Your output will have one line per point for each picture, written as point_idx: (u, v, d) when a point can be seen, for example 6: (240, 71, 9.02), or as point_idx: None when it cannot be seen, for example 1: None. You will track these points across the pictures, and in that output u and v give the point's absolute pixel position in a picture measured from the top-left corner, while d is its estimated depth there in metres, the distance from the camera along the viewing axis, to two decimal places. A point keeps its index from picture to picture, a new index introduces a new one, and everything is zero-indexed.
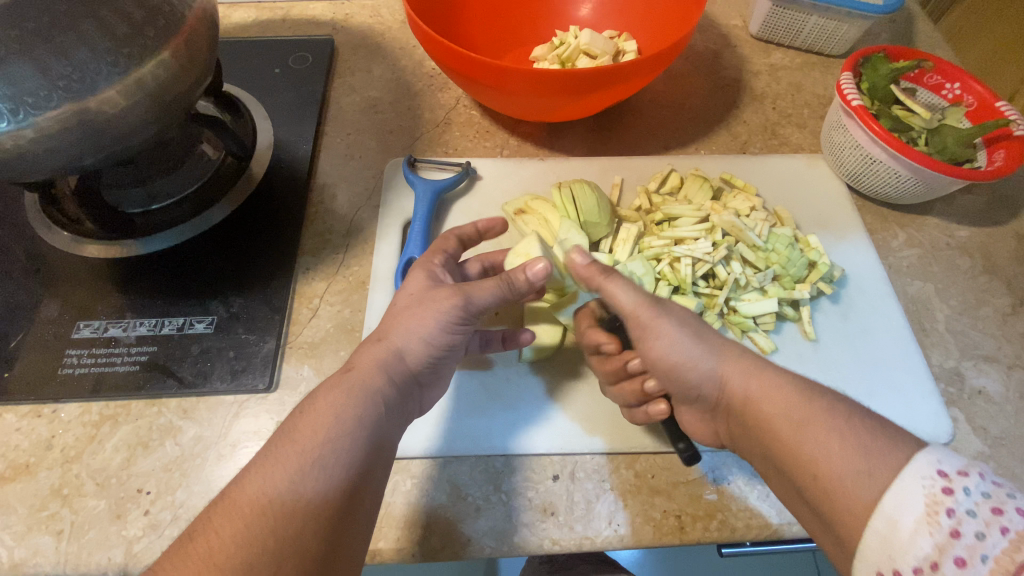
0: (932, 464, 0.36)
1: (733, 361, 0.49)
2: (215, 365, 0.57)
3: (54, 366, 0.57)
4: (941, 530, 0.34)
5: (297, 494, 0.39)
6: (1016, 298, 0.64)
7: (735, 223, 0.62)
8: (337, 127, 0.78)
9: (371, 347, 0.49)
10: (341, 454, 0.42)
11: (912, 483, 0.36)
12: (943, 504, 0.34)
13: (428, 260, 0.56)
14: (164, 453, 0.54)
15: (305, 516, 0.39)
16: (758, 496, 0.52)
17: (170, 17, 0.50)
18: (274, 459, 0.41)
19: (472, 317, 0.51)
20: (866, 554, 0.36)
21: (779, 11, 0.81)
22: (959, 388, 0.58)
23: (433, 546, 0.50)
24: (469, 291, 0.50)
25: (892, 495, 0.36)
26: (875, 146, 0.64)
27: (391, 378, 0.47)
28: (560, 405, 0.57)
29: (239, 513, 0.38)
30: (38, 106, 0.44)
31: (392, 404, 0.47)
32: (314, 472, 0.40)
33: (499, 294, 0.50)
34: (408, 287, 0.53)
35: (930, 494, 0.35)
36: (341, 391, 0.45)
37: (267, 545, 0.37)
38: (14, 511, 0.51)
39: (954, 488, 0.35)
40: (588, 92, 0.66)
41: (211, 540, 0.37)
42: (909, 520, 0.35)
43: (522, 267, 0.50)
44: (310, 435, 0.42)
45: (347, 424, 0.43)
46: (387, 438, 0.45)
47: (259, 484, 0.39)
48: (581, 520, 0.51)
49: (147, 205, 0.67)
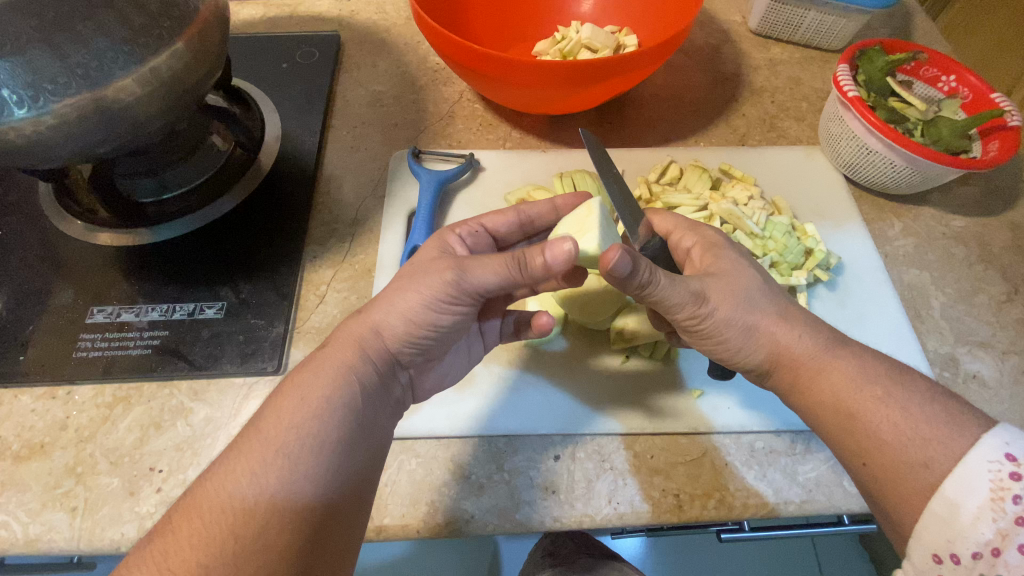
0: (999, 447, 0.37)
1: (764, 348, 0.48)
2: (225, 349, 0.59)
3: (68, 349, 0.59)
4: (1006, 517, 0.35)
5: (258, 493, 0.40)
6: (1010, 286, 0.65)
7: (733, 211, 0.64)
8: (343, 120, 0.79)
9: (351, 324, 0.49)
10: (306, 444, 0.42)
11: (976, 468, 0.37)
12: (1009, 491, 0.35)
13: (449, 231, 0.56)
14: (176, 433, 0.55)
15: (266, 513, 0.39)
16: (755, 476, 0.53)
17: (184, 9, 0.52)
18: (237, 453, 0.41)
19: (467, 296, 0.48)
20: (923, 535, 0.38)
21: (778, 7, 0.82)
22: (954, 372, 0.59)
23: (438, 523, 0.51)
24: (467, 267, 0.47)
25: (954, 479, 0.37)
26: (871, 136, 0.66)
27: (366, 358, 0.47)
28: (566, 386, 0.58)
29: (199, 513, 0.39)
30: (57, 92, 0.46)
31: (367, 386, 0.46)
32: (276, 465, 0.41)
33: (504, 277, 0.47)
34: (418, 256, 0.52)
35: (997, 480, 0.36)
36: (311, 376, 0.45)
37: (228, 546, 0.38)
38: (30, 488, 0.52)
39: (1022, 474, 0.35)
40: (589, 84, 0.67)
41: (170, 542, 0.38)
42: (973, 504, 0.36)
43: (541, 248, 0.45)
44: (274, 426, 0.42)
45: (313, 414, 0.43)
46: (362, 423, 0.45)
47: (220, 479, 0.40)
48: (581, 498, 0.52)
49: (160, 194, 0.69)
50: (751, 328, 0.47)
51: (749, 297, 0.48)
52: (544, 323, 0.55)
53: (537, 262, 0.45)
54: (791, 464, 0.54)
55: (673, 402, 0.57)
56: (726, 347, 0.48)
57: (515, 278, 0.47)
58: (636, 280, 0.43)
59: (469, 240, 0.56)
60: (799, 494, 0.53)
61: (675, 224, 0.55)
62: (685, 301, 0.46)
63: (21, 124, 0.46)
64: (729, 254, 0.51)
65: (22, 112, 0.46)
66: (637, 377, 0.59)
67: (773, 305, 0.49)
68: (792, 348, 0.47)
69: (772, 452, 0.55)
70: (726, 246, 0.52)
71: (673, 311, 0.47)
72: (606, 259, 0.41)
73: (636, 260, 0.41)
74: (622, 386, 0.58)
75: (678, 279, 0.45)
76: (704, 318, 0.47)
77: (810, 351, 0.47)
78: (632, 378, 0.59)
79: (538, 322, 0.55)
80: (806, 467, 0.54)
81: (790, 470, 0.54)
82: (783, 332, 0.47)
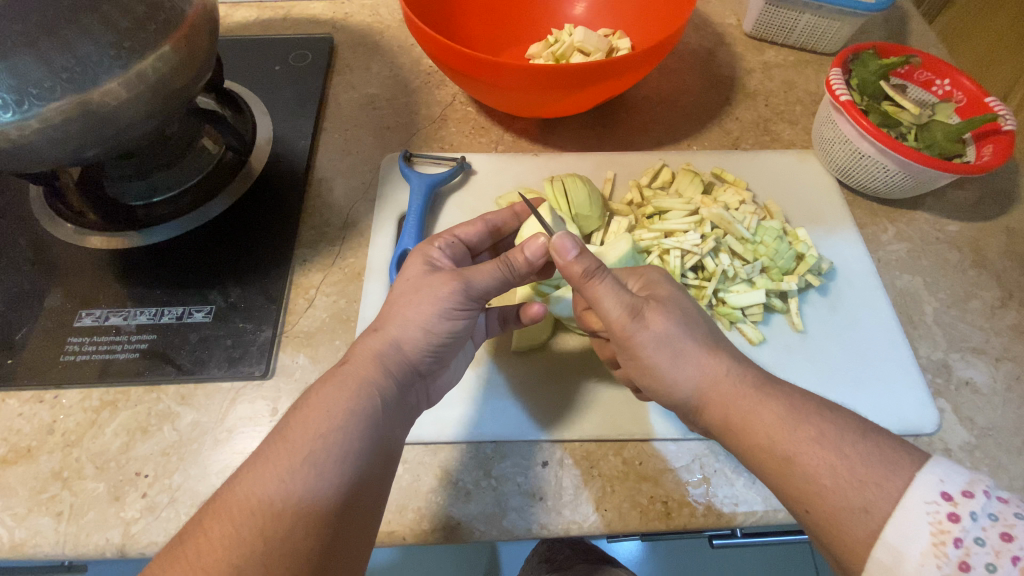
0: (935, 486, 0.36)
1: (721, 357, 0.48)
2: (213, 353, 0.59)
3: (56, 353, 0.59)
4: (950, 562, 0.34)
5: (287, 494, 0.39)
6: (1004, 292, 0.64)
7: (723, 216, 0.63)
8: (335, 123, 0.79)
9: (368, 339, 0.49)
10: (332, 449, 0.42)
11: (915, 509, 0.36)
12: (949, 533, 0.35)
13: (427, 244, 0.55)
14: (162, 438, 0.55)
15: (293, 515, 0.39)
16: (744, 483, 0.53)
17: (171, 13, 0.51)
18: (262, 459, 0.41)
19: (473, 304, 0.51)
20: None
21: (772, 10, 0.82)
22: (946, 379, 0.59)
23: (424, 530, 0.51)
24: (468, 275, 0.50)
25: (895, 523, 0.36)
26: (863, 140, 0.65)
27: (388, 370, 0.47)
28: (553, 391, 0.58)
29: (229, 516, 0.39)
30: (42, 97, 0.46)
31: (389, 397, 0.46)
32: (302, 470, 0.40)
33: (501, 277, 0.51)
34: (407, 272, 0.53)
35: (936, 522, 0.35)
36: (333, 388, 0.45)
37: (255, 548, 0.37)
38: (16, 493, 0.52)
39: (959, 514, 0.35)
40: (579, 88, 0.67)
41: (201, 543, 0.38)
42: (916, 550, 0.35)
43: (520, 248, 0.51)
44: (301, 432, 0.42)
45: (337, 420, 0.43)
46: (384, 433, 0.45)
47: (249, 485, 0.40)
48: (570, 505, 0.52)
49: (148, 198, 0.69)
50: (677, 351, 0.48)
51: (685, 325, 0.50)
52: (536, 312, 0.55)
53: (520, 260, 0.51)
54: None
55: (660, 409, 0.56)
56: (654, 377, 0.49)
57: (509, 277, 0.52)
58: (577, 270, 0.48)
59: (448, 251, 0.56)
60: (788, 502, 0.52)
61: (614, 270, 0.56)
62: (619, 311, 0.49)
63: (7, 128, 0.46)
64: (666, 286, 0.53)
65: (7, 115, 0.45)
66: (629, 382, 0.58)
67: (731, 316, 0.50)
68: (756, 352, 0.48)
69: None
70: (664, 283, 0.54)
71: (606, 317, 0.49)
72: (553, 241, 0.48)
73: (579, 244, 0.48)
74: (611, 392, 0.58)
75: (623, 289, 0.49)
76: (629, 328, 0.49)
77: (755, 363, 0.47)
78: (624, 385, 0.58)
79: (531, 311, 0.55)
80: None
81: None
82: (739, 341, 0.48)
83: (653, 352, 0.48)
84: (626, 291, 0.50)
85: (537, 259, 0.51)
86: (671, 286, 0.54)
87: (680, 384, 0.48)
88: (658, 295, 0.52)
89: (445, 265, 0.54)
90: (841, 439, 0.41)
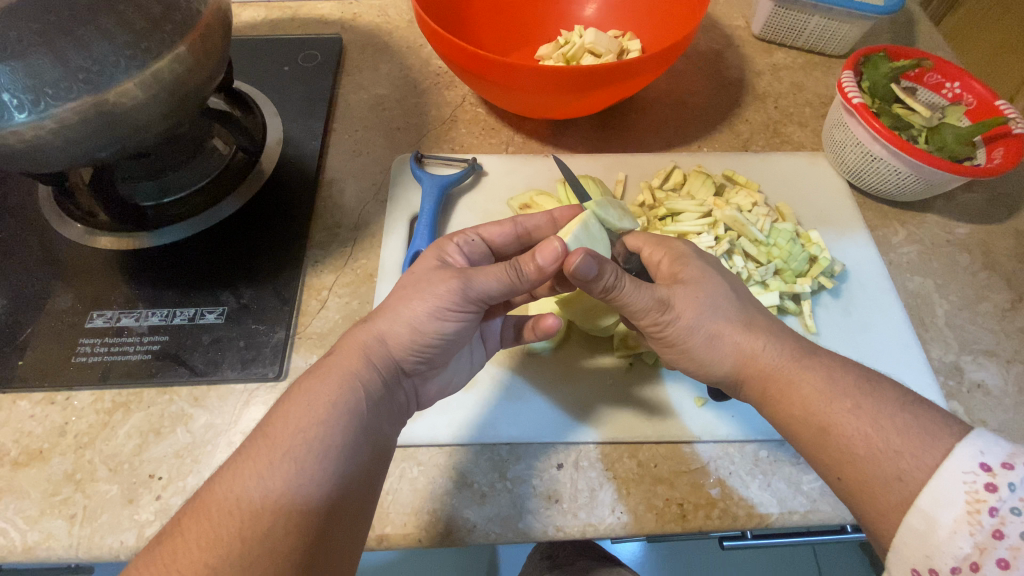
0: (974, 456, 0.36)
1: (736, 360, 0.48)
2: (225, 354, 0.58)
3: (67, 355, 0.58)
4: (983, 529, 0.34)
5: (265, 491, 0.39)
6: (1015, 294, 0.64)
7: (737, 218, 0.64)
8: (346, 123, 0.79)
9: (356, 332, 0.49)
10: (314, 445, 0.41)
11: (951, 478, 0.36)
12: (985, 502, 0.34)
13: (447, 241, 0.55)
14: (176, 440, 0.55)
15: (274, 513, 0.39)
16: (760, 486, 0.53)
17: (186, 12, 0.51)
18: (245, 455, 0.41)
19: (473, 306, 0.49)
20: (902, 549, 0.37)
21: (782, 12, 0.82)
22: (958, 381, 0.59)
23: (439, 532, 0.50)
24: (469, 276, 0.48)
25: (928, 491, 0.36)
26: (875, 142, 0.65)
27: (371, 363, 0.47)
28: (567, 394, 0.58)
29: (208, 515, 0.39)
30: (58, 97, 0.46)
31: (373, 391, 0.46)
32: (283, 465, 0.40)
33: (505, 283, 0.48)
34: (415, 267, 0.52)
35: (972, 491, 0.35)
36: (317, 381, 0.45)
37: (234, 546, 0.37)
38: (28, 495, 0.52)
39: (997, 485, 0.34)
40: (592, 89, 0.67)
41: (179, 544, 0.38)
42: (950, 517, 0.35)
43: (532, 254, 0.48)
44: (281, 428, 0.42)
45: (319, 415, 0.43)
46: (369, 429, 0.45)
47: (230, 482, 0.40)
48: (585, 507, 0.52)
49: (159, 199, 0.68)
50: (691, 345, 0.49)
51: (704, 310, 0.49)
52: (551, 325, 0.54)
53: (531, 267, 0.48)
54: (795, 473, 0.54)
55: (674, 412, 0.57)
56: (698, 358, 0.50)
57: (516, 283, 0.49)
58: (598, 282, 0.47)
59: (467, 249, 0.55)
60: (803, 504, 0.52)
61: (644, 241, 0.57)
62: (648, 309, 0.48)
63: (22, 129, 0.46)
64: (695, 263, 0.53)
65: (22, 116, 0.45)
66: (639, 385, 0.58)
67: (748, 318, 0.50)
68: (774, 354, 0.48)
69: (776, 461, 0.54)
70: (693, 256, 0.54)
71: (636, 317, 0.50)
72: (571, 262, 0.45)
73: (601, 263, 0.45)
74: (625, 394, 0.58)
75: (642, 286, 0.48)
76: (665, 326, 0.49)
77: (775, 365, 0.47)
78: (637, 387, 0.58)
79: (545, 324, 0.54)
80: (810, 477, 0.54)
81: (794, 479, 0.54)
82: (759, 338, 0.48)
83: (691, 338, 0.49)
84: (647, 286, 0.49)
85: (550, 268, 0.48)
86: (700, 263, 0.53)
87: (717, 362, 0.49)
88: (682, 278, 0.51)
89: (459, 263, 0.53)
90: (863, 428, 0.41)
